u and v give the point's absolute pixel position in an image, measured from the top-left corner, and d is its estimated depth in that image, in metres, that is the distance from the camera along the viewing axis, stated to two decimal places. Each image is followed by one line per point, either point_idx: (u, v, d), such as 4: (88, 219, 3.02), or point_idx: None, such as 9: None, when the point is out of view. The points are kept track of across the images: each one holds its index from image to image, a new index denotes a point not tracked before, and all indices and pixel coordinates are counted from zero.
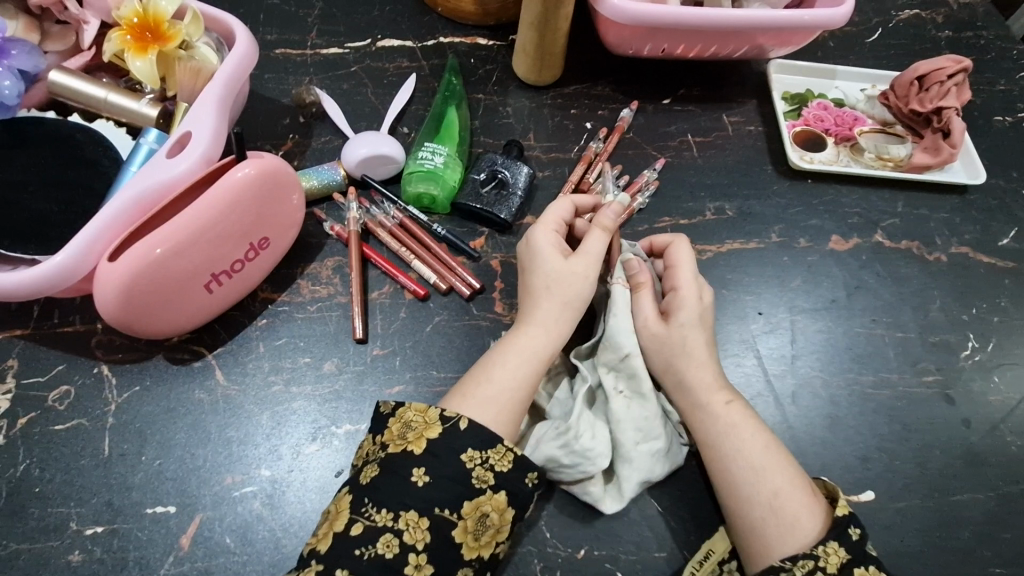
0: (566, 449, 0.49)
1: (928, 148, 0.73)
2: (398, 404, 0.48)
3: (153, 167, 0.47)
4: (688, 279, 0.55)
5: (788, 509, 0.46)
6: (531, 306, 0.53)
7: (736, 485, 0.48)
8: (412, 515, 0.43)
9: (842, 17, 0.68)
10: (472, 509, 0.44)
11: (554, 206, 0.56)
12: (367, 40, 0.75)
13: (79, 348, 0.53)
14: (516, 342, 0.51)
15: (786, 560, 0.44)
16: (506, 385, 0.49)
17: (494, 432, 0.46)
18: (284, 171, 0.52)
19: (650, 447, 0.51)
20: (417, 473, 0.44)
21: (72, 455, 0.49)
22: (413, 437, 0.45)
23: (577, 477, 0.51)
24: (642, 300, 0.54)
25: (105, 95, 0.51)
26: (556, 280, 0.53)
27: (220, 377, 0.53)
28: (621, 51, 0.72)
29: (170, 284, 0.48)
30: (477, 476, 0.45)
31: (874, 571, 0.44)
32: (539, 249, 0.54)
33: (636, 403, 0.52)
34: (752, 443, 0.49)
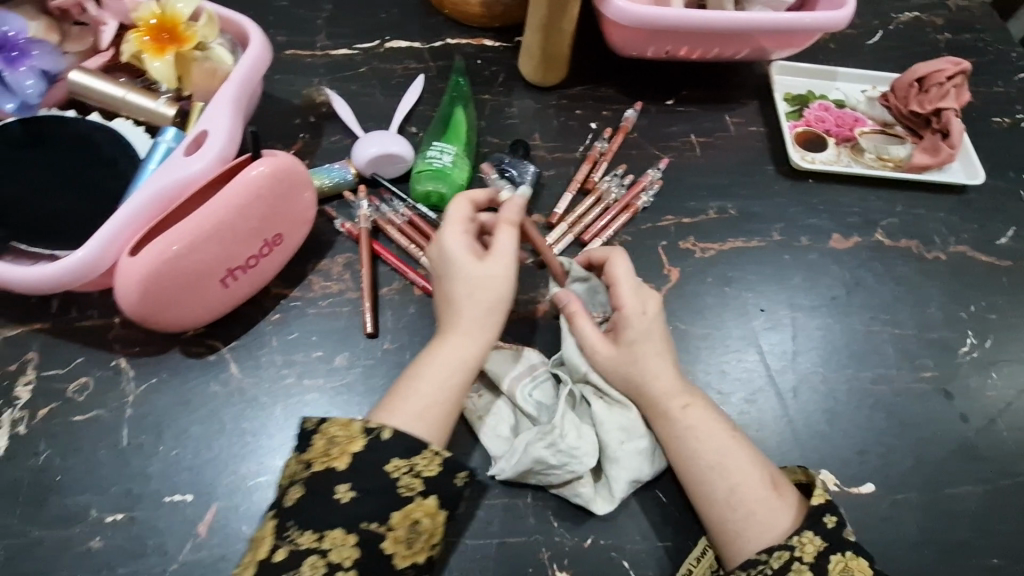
0: (553, 449, 0.51)
1: (927, 149, 0.74)
2: (322, 420, 0.48)
3: (171, 166, 0.49)
4: (629, 291, 0.55)
5: (745, 502, 0.48)
6: (452, 315, 0.53)
7: (699, 485, 0.50)
8: (337, 534, 0.44)
9: (843, 20, 0.69)
10: (403, 519, 0.45)
11: (454, 208, 0.55)
12: (375, 41, 0.76)
13: (97, 341, 0.54)
14: (438, 352, 0.52)
15: (761, 553, 0.47)
16: (429, 398, 0.50)
17: (419, 437, 0.48)
18: (298, 169, 0.54)
19: (637, 445, 0.53)
20: (342, 491, 0.45)
21: (92, 445, 0.50)
22: (337, 453, 0.46)
23: (566, 478, 0.52)
24: (580, 327, 0.55)
25: (124, 95, 0.53)
26: (475, 284, 0.53)
27: (235, 370, 0.54)
28: (625, 52, 0.74)
29: (187, 279, 0.49)
30: (404, 485, 0.46)
31: (851, 556, 0.46)
32: (453, 254, 0.53)
33: (616, 408, 0.54)
34: (708, 443, 0.51)
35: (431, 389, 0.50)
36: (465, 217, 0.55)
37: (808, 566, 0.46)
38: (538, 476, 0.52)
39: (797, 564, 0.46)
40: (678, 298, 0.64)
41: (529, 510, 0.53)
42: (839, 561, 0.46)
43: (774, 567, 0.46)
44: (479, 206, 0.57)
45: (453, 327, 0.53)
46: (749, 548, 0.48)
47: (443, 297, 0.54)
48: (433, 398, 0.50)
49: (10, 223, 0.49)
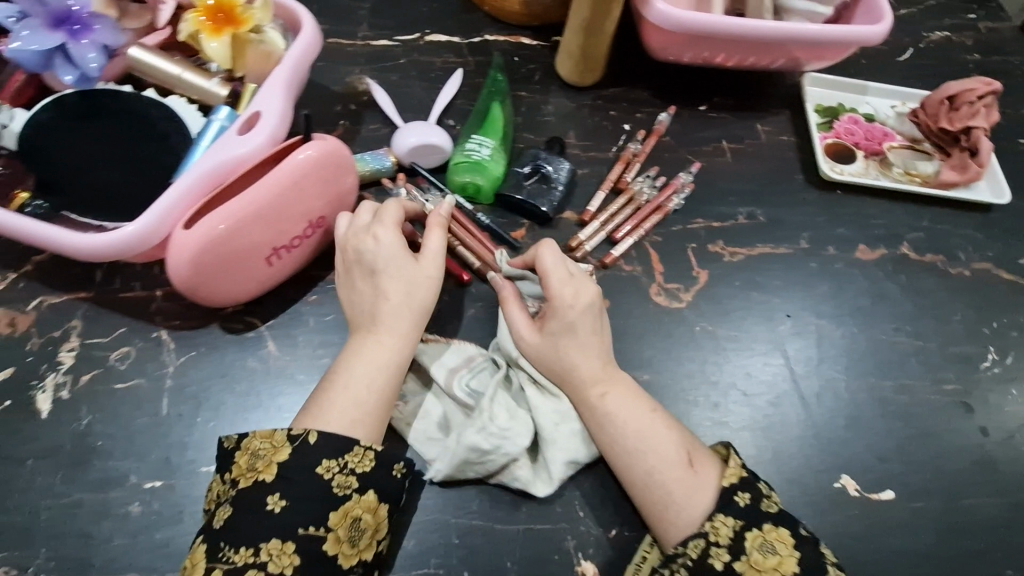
0: (483, 433, 0.51)
1: (955, 166, 0.74)
2: (241, 436, 0.47)
3: (224, 144, 0.50)
4: (558, 278, 0.53)
5: (663, 489, 0.48)
6: (374, 313, 0.51)
7: (624, 472, 0.50)
8: (273, 544, 0.42)
9: (880, 34, 0.70)
10: (342, 518, 0.44)
11: (386, 205, 0.55)
12: (415, 34, 0.78)
13: (140, 313, 0.55)
14: (362, 350, 0.50)
15: (679, 545, 0.47)
16: (351, 397, 0.48)
17: (348, 438, 0.46)
18: (343, 153, 0.55)
19: (572, 428, 0.54)
20: (272, 500, 0.43)
21: (132, 413, 0.51)
22: (263, 465, 0.45)
23: (502, 463, 0.52)
24: (511, 314, 0.54)
25: (180, 74, 0.54)
26: (393, 274, 0.51)
27: (273, 347, 0.55)
28: (662, 57, 0.75)
29: (234, 256, 0.50)
30: (337, 485, 0.45)
31: (768, 529, 0.47)
32: (370, 246, 0.52)
33: (547, 396, 0.55)
34: (625, 431, 0.50)
35: (350, 390, 0.48)
36: (394, 218, 0.54)
37: (726, 549, 0.46)
38: (474, 466, 0.52)
39: (714, 549, 0.46)
40: (706, 300, 0.65)
41: (557, 499, 0.54)
42: (756, 537, 0.46)
43: (693, 557, 0.46)
44: (410, 211, 0.57)
45: (374, 326, 0.51)
46: (674, 539, 0.48)
47: (354, 296, 0.52)
48: (353, 395, 0.48)
49: (66, 193, 0.51)
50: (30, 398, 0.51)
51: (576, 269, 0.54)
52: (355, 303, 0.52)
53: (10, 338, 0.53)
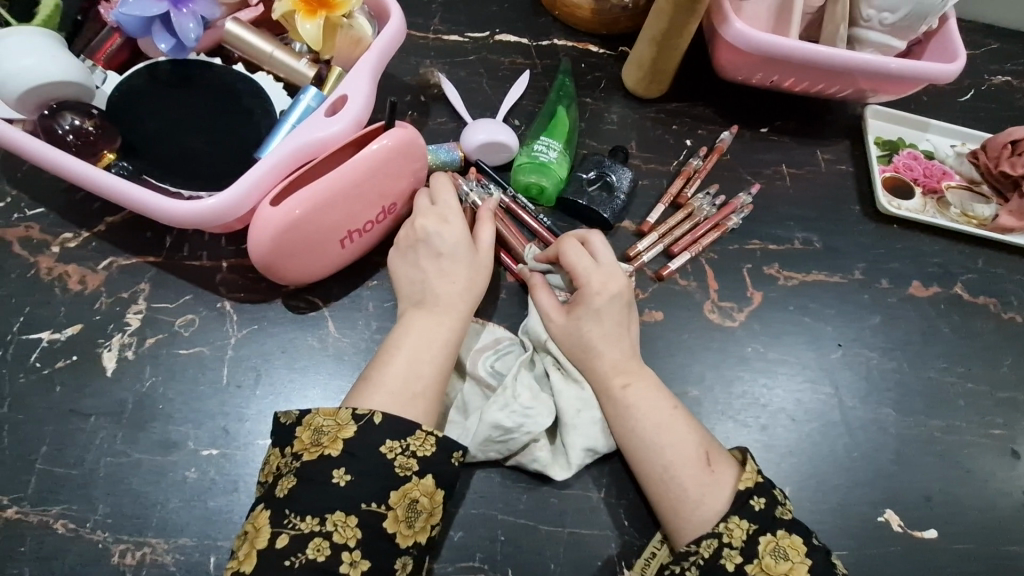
0: (507, 411, 0.52)
1: (1014, 212, 0.73)
2: (301, 413, 0.47)
3: (312, 125, 0.51)
4: (588, 266, 0.56)
5: (677, 482, 0.49)
6: (431, 292, 0.53)
7: (640, 464, 0.51)
8: (338, 515, 0.43)
9: (953, 73, 0.69)
10: (401, 498, 0.44)
11: (436, 183, 0.57)
12: (485, 32, 0.78)
13: (206, 282, 0.56)
14: (409, 324, 0.52)
15: (691, 543, 0.47)
16: (403, 371, 0.49)
17: (410, 419, 0.47)
18: (420, 143, 0.55)
19: (593, 415, 0.54)
20: (337, 474, 0.44)
21: (193, 380, 0.52)
22: (328, 440, 0.45)
23: (524, 443, 0.53)
24: (539, 299, 0.57)
25: (272, 51, 0.55)
26: (448, 254, 0.54)
27: (333, 328, 0.56)
28: (730, 75, 0.75)
29: (311, 237, 0.51)
30: (399, 465, 0.45)
31: (782, 535, 0.46)
32: (425, 226, 0.55)
33: (571, 381, 0.55)
34: (644, 422, 0.51)
35: (409, 362, 0.50)
36: (455, 204, 0.56)
37: (739, 551, 0.46)
38: (496, 444, 0.52)
39: (726, 550, 0.46)
40: (758, 321, 0.65)
41: (602, 505, 0.54)
42: (768, 541, 0.46)
43: (704, 556, 0.46)
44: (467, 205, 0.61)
45: (430, 301, 0.53)
46: (685, 535, 0.48)
47: (405, 273, 0.55)
48: (412, 367, 0.50)
49: (152, 157, 0.52)
50: (96, 356, 0.52)
51: (605, 259, 0.57)
52: (406, 278, 0.55)
53: (80, 295, 0.54)
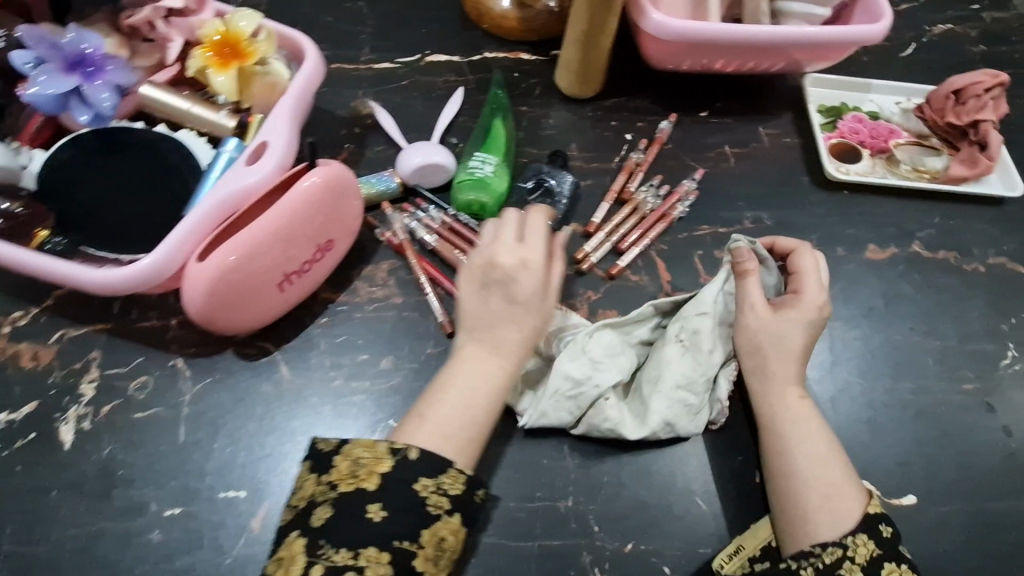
0: (577, 362, 0.56)
1: (965, 161, 0.74)
2: (341, 443, 0.49)
3: (234, 175, 0.52)
4: (814, 285, 0.58)
5: (835, 497, 0.50)
6: (491, 330, 0.54)
7: (790, 464, 0.52)
8: (370, 551, 0.44)
9: (880, 33, 0.69)
10: (430, 537, 0.46)
11: (530, 220, 0.57)
12: (416, 55, 0.79)
13: (157, 342, 0.57)
14: (468, 361, 0.53)
15: (817, 546, 0.48)
16: (452, 407, 0.51)
17: (444, 458, 0.48)
18: (348, 178, 0.56)
19: (685, 396, 0.56)
20: (372, 509, 0.45)
21: (151, 442, 0.52)
22: (365, 474, 0.47)
23: (593, 397, 0.55)
24: (749, 285, 0.57)
25: (190, 108, 0.56)
26: (522, 301, 0.54)
27: (286, 371, 0.56)
28: (660, 66, 0.75)
29: (246, 284, 0.51)
30: (433, 503, 0.47)
31: (905, 569, 0.48)
32: (507, 269, 0.55)
33: (689, 356, 0.57)
34: (815, 435, 0.53)
35: (462, 402, 0.51)
36: (540, 252, 0.56)
37: (860, 566, 0.47)
38: (567, 400, 0.55)
39: (849, 563, 0.47)
40: None
41: (570, 514, 0.54)
42: (892, 569, 0.48)
43: (827, 562, 0.47)
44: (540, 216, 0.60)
45: (484, 338, 0.54)
46: (808, 540, 0.49)
47: (474, 308, 0.55)
48: (462, 399, 0.51)
49: (84, 227, 0.52)
50: (53, 431, 0.52)
51: (826, 283, 0.59)
52: (470, 307, 0.55)
53: (34, 372, 0.55)
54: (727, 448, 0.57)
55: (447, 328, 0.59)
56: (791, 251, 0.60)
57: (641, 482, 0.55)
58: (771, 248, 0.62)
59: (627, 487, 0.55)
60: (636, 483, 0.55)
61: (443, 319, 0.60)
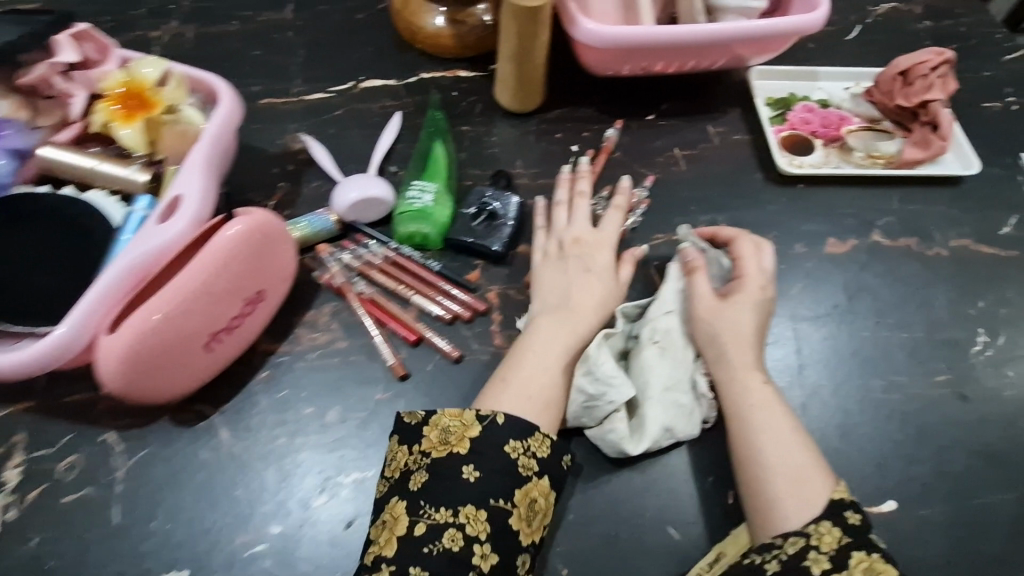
0: (590, 378, 0.53)
1: (918, 142, 0.72)
2: (429, 414, 0.51)
3: (145, 235, 0.49)
4: (755, 270, 0.59)
5: (803, 484, 0.49)
6: (568, 302, 0.58)
7: (759, 458, 0.51)
8: (469, 509, 0.46)
9: (819, 21, 0.67)
10: (523, 497, 0.48)
11: (607, 214, 0.65)
12: (350, 82, 0.76)
13: (84, 417, 0.53)
14: (541, 331, 0.56)
15: (778, 536, 0.47)
16: (529, 372, 0.53)
17: (529, 420, 0.51)
18: (273, 224, 0.53)
19: (677, 398, 0.54)
20: (467, 470, 0.48)
21: (84, 527, 0.49)
22: (456, 439, 0.49)
23: (606, 412, 0.53)
24: (698, 280, 0.58)
25: (96, 165, 0.53)
26: (596, 273, 0.60)
27: (225, 434, 0.53)
28: (600, 73, 0.73)
29: (169, 348, 0.48)
30: (522, 465, 0.49)
31: (878, 559, 0.45)
32: (584, 245, 0.61)
33: (667, 357, 0.55)
34: (781, 425, 0.52)
35: (541, 364, 0.54)
36: (609, 234, 0.63)
37: (827, 557, 0.46)
38: (582, 411, 0.53)
39: (814, 552, 0.46)
40: None
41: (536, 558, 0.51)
42: (861, 559, 0.45)
43: (789, 552, 0.46)
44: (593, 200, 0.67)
45: (565, 310, 0.57)
46: (774, 529, 0.48)
47: (551, 278, 0.60)
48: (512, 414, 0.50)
49: None
50: None
51: (768, 268, 0.60)
52: (550, 285, 0.59)
53: None
54: (697, 469, 0.54)
55: (398, 371, 0.57)
56: (733, 240, 0.62)
57: (609, 516, 0.52)
58: (714, 238, 0.63)
59: (595, 524, 0.52)
60: (605, 517, 0.52)
61: (393, 361, 0.57)
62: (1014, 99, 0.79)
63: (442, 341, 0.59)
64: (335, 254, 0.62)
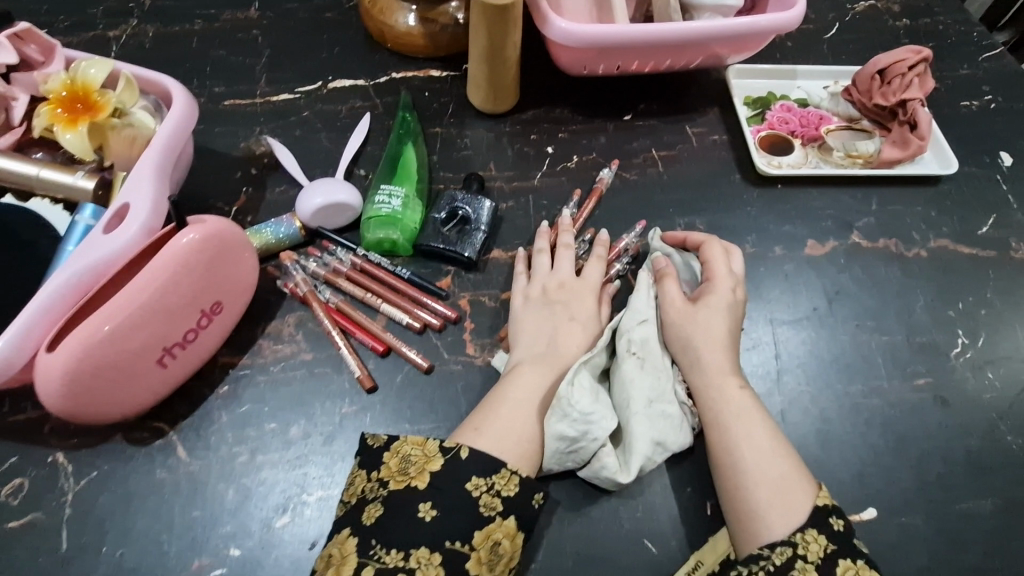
0: (568, 420, 0.49)
1: (897, 143, 0.71)
2: (391, 438, 0.49)
3: (89, 245, 0.46)
4: (723, 272, 0.58)
5: (786, 492, 0.47)
6: (550, 347, 0.55)
7: (741, 467, 0.49)
8: (422, 552, 0.43)
9: (795, 20, 0.66)
10: (485, 538, 0.45)
11: (590, 266, 0.60)
12: (317, 83, 0.74)
13: (32, 437, 0.51)
14: (517, 378, 0.53)
15: (764, 548, 0.46)
16: (506, 424, 0.50)
17: (498, 458, 0.47)
18: (231, 232, 0.50)
19: (665, 408, 0.52)
20: (424, 508, 0.45)
21: (28, 554, 0.46)
22: (415, 472, 0.47)
23: (591, 449, 0.49)
24: (668, 286, 0.57)
25: (37, 172, 0.49)
26: (580, 321, 0.57)
27: (182, 453, 0.51)
28: (575, 72, 0.71)
29: (119, 363, 0.46)
30: (484, 504, 0.46)
31: (863, 565, 0.45)
32: (565, 290, 0.58)
33: (646, 370, 0.53)
34: (761, 427, 0.51)
35: (519, 416, 0.50)
36: (596, 280, 0.59)
37: (813, 566, 0.45)
38: (566, 454, 0.50)
39: (801, 563, 0.45)
40: None
41: None
42: (848, 567, 0.44)
43: (776, 563, 0.45)
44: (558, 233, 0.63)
45: (547, 358, 0.54)
46: (759, 539, 0.46)
47: (531, 322, 0.56)
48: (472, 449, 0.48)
49: None
50: None
51: (737, 271, 0.59)
52: (532, 331, 0.56)
53: None
54: (674, 480, 0.53)
55: (365, 383, 0.54)
56: (700, 244, 0.60)
57: (583, 531, 0.51)
58: (685, 242, 0.62)
59: (569, 539, 0.50)
60: (581, 532, 0.51)
61: (360, 373, 0.55)
62: (992, 98, 0.78)
63: (411, 351, 0.56)
64: (298, 262, 0.60)
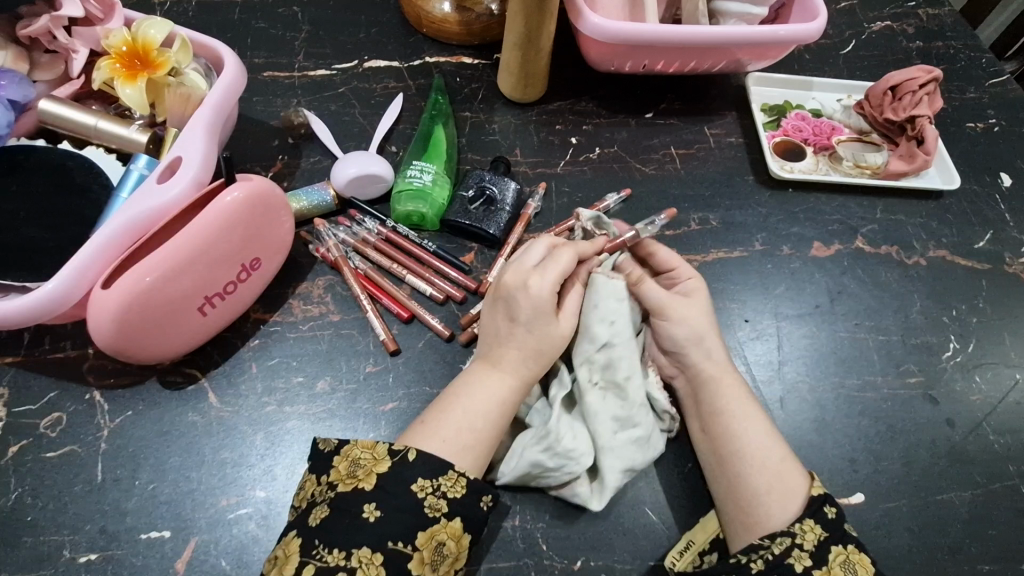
0: (546, 450, 0.50)
1: (903, 156, 0.73)
2: (342, 442, 0.48)
3: (142, 194, 0.48)
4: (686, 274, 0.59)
5: (783, 488, 0.48)
6: (499, 346, 0.53)
7: (743, 463, 0.50)
8: (364, 552, 0.42)
9: (816, 31, 0.69)
10: (428, 539, 0.44)
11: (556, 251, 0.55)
12: (354, 61, 0.76)
13: (71, 374, 0.53)
14: (477, 381, 0.51)
15: (765, 538, 0.46)
16: (463, 425, 0.49)
17: (447, 458, 0.46)
18: (272, 194, 0.52)
19: (632, 435, 0.52)
20: (368, 509, 0.43)
21: (65, 482, 0.49)
22: (363, 473, 0.45)
23: (563, 479, 0.51)
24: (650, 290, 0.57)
25: (95, 122, 0.52)
26: (524, 322, 0.52)
27: (214, 399, 0.53)
28: (603, 67, 0.74)
29: (164, 309, 0.48)
30: (429, 505, 0.44)
31: (852, 550, 0.46)
32: (510, 285, 0.53)
33: (613, 394, 0.53)
34: (755, 421, 0.52)
35: (471, 423, 0.49)
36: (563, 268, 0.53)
37: (809, 554, 0.45)
38: (536, 479, 0.51)
39: (797, 551, 0.45)
40: None
41: (517, 532, 0.51)
42: (839, 553, 0.45)
43: (776, 552, 0.45)
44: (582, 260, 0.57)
45: (492, 358, 0.52)
46: (758, 529, 0.47)
47: (484, 325, 0.55)
48: (470, 421, 0.49)
49: None
50: None
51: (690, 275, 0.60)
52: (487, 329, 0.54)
53: None
54: (677, 455, 0.55)
55: (388, 346, 0.57)
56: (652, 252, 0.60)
57: None
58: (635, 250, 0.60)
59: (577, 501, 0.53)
60: None
61: (385, 336, 0.57)
62: (996, 121, 0.81)
63: (436, 321, 0.59)
64: (330, 229, 0.63)
